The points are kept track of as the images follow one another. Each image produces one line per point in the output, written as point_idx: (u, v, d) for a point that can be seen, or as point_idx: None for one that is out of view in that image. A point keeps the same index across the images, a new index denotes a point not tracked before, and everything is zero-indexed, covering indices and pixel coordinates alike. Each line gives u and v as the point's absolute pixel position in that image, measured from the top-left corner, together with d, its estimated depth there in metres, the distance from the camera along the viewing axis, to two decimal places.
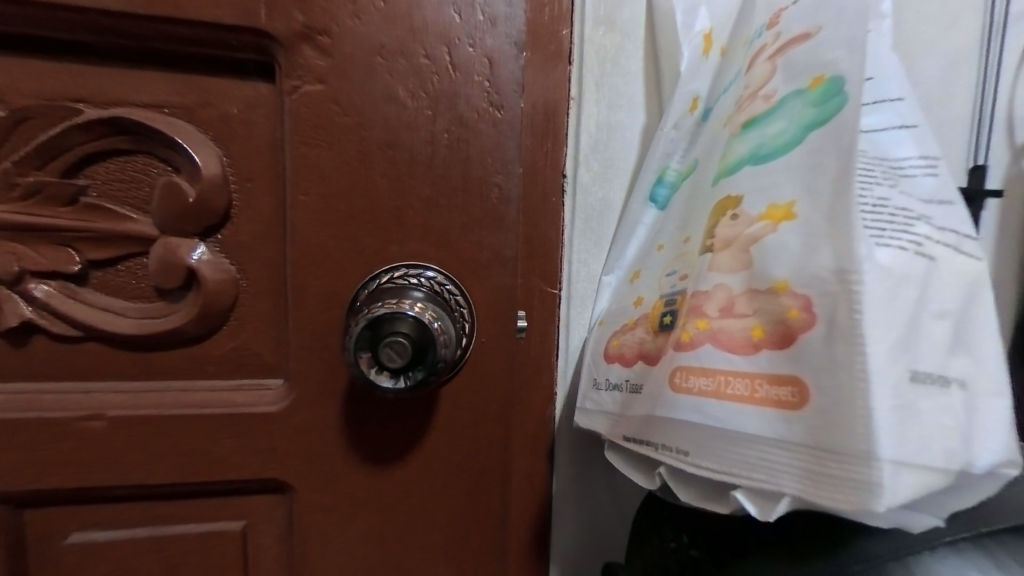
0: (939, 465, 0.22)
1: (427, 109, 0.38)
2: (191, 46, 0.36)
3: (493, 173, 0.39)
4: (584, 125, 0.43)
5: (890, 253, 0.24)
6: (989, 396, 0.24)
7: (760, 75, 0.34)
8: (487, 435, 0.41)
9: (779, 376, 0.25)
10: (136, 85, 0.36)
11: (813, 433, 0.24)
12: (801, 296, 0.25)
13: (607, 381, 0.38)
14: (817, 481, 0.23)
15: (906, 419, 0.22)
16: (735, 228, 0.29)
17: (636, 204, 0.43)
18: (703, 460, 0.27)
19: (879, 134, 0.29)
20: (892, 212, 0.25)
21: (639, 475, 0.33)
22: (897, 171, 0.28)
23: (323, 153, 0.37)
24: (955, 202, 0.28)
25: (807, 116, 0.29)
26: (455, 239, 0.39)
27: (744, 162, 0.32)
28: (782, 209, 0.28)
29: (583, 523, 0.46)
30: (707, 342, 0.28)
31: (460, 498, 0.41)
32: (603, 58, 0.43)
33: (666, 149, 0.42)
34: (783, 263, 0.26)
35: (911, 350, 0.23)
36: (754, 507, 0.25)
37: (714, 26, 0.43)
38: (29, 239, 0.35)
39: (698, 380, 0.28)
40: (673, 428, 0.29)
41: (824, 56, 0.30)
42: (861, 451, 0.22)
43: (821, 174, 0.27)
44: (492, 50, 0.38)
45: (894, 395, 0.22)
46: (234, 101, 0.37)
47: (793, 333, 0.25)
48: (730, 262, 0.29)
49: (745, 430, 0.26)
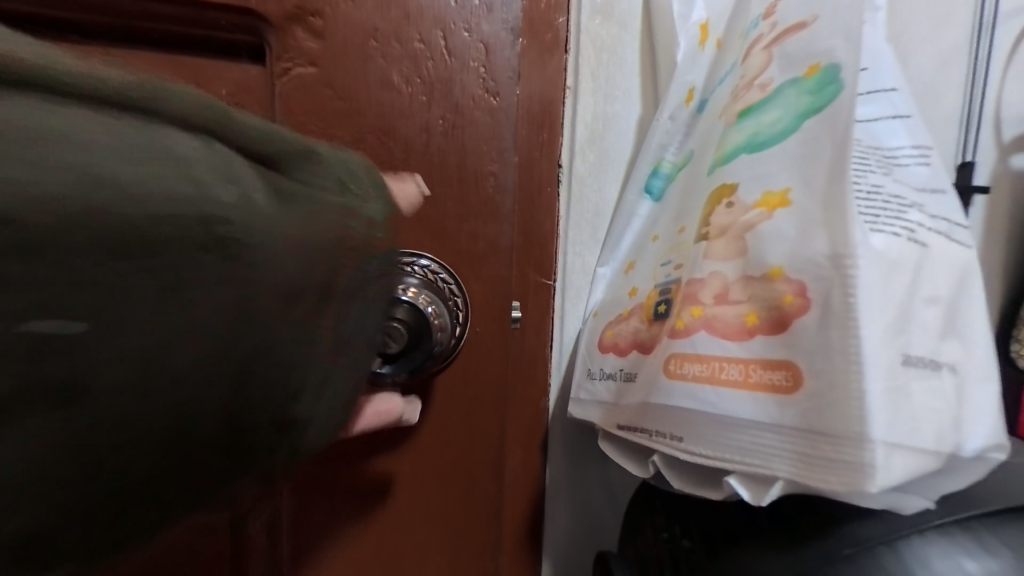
0: (928, 447, 0.22)
1: (422, 95, 0.37)
2: (177, 25, 0.35)
3: (488, 162, 0.39)
4: (580, 114, 0.43)
5: (885, 239, 0.24)
6: (976, 381, 0.24)
7: (756, 65, 0.35)
8: (483, 426, 0.41)
9: (772, 361, 0.25)
10: (120, 65, 0.35)
11: (806, 417, 0.24)
12: (796, 282, 0.25)
13: (601, 371, 0.38)
14: (812, 464, 0.23)
15: (898, 402, 0.22)
16: (730, 215, 0.29)
17: (632, 196, 0.43)
18: (696, 446, 0.27)
19: (872, 125, 0.29)
20: (886, 199, 0.25)
21: (632, 465, 0.33)
22: (891, 160, 0.28)
23: (315, 139, 0.36)
24: (946, 191, 0.28)
25: (803, 104, 0.29)
26: (450, 228, 0.39)
27: (740, 150, 0.32)
28: (776, 196, 0.28)
29: (578, 513, 0.46)
30: (702, 329, 0.28)
31: (456, 490, 0.41)
32: (599, 48, 0.43)
33: (661, 140, 0.42)
34: (779, 250, 0.26)
35: (904, 334, 0.23)
36: (747, 491, 0.25)
37: (711, 16, 0.42)
38: None
39: (693, 367, 0.28)
40: (668, 415, 0.29)
41: (821, 45, 0.30)
42: (854, 433, 0.22)
43: (816, 160, 0.27)
44: (488, 36, 0.38)
45: (888, 377, 0.22)
46: (224, 83, 0.36)
47: (787, 318, 0.25)
48: (726, 250, 0.29)
49: (739, 416, 0.25)
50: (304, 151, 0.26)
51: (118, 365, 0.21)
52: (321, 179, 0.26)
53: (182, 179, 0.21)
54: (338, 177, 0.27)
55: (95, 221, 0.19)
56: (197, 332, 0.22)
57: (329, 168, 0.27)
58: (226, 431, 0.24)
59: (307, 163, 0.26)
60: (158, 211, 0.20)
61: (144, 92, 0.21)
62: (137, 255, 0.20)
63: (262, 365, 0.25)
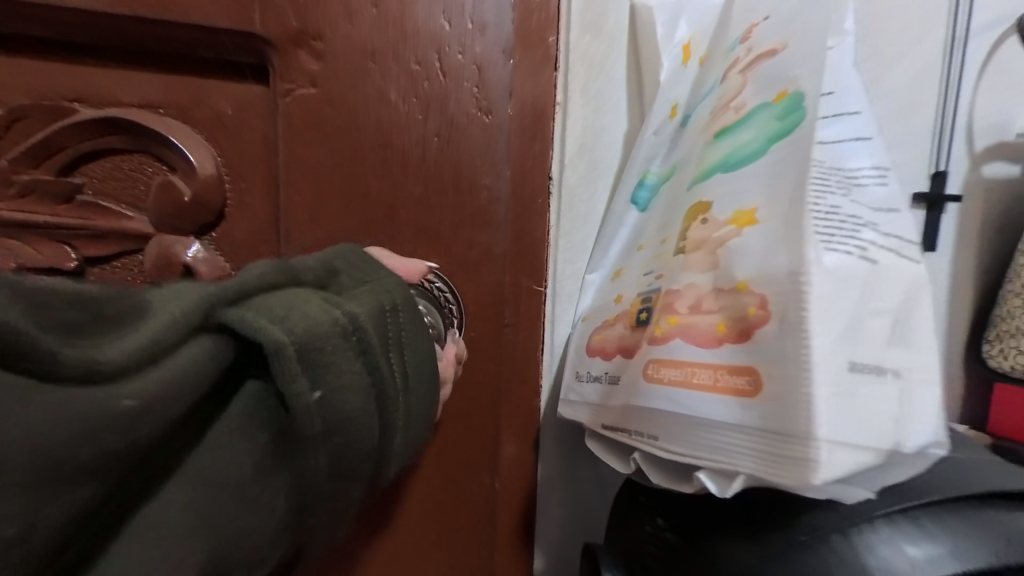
0: (869, 444, 0.24)
1: (419, 113, 0.39)
2: (185, 47, 0.36)
3: (482, 175, 0.41)
4: (570, 129, 0.46)
5: (837, 257, 0.26)
6: (921, 385, 0.26)
7: (733, 87, 0.37)
8: (478, 424, 0.43)
9: (738, 367, 0.27)
10: (129, 85, 0.36)
11: (765, 419, 0.26)
12: (759, 295, 0.27)
13: (588, 374, 0.41)
14: (769, 460, 0.25)
15: (844, 403, 0.24)
16: (705, 231, 0.32)
17: (620, 206, 0.45)
18: (671, 444, 0.30)
19: (836, 146, 0.31)
20: (842, 219, 0.28)
21: (615, 460, 0.36)
22: (851, 181, 0.30)
23: (316, 155, 0.39)
24: (901, 210, 0.30)
25: (772, 127, 0.31)
26: (446, 238, 0.41)
27: (716, 168, 0.34)
28: (745, 215, 0.30)
29: (570, 507, 0.49)
30: (678, 336, 0.30)
31: (453, 485, 0.43)
32: (588, 64, 0.46)
33: (647, 153, 0.45)
34: (745, 265, 0.29)
35: (851, 343, 0.25)
36: (714, 484, 0.28)
37: (694, 35, 0.45)
38: (22, 235, 0.35)
39: (669, 371, 0.30)
40: (647, 416, 0.32)
41: (789, 72, 0.33)
42: (802, 432, 0.24)
43: (782, 181, 0.29)
44: (482, 57, 0.40)
45: (833, 383, 0.24)
46: (228, 101, 0.38)
47: (751, 328, 0.27)
48: (701, 262, 0.31)
49: (707, 417, 0.28)
50: (337, 269, 0.30)
51: (312, 428, 0.23)
52: (376, 284, 0.30)
53: (313, 307, 0.24)
54: (370, 275, 0.30)
55: (283, 338, 0.22)
56: (352, 398, 0.24)
57: (359, 270, 0.30)
58: (387, 457, 0.28)
59: (348, 275, 0.30)
60: (299, 320, 0.23)
61: (244, 278, 0.24)
62: (291, 364, 0.23)
63: (399, 413, 0.28)
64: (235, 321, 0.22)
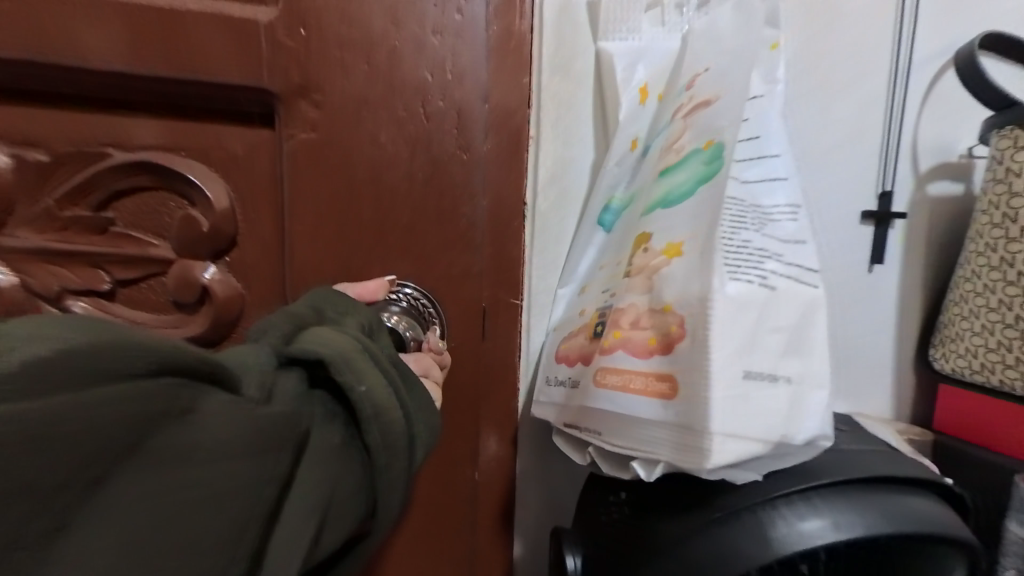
0: (760, 436, 0.30)
1: (405, 153, 0.45)
2: (203, 99, 0.42)
3: (462, 205, 0.47)
4: (542, 160, 0.51)
5: (739, 285, 0.32)
6: (812, 389, 0.32)
7: (676, 130, 0.43)
8: (460, 422, 0.49)
9: (661, 373, 0.33)
10: (155, 132, 0.42)
11: (679, 416, 0.32)
12: (679, 315, 0.33)
13: (555, 378, 0.47)
14: (681, 450, 0.31)
15: (739, 403, 0.30)
16: (645, 258, 0.38)
17: (587, 228, 0.51)
18: (612, 438, 0.36)
19: (754, 185, 0.37)
20: (751, 251, 0.34)
21: (574, 453, 0.42)
22: (766, 218, 0.36)
23: (314, 189, 0.44)
24: (808, 242, 0.36)
25: (701, 172, 0.37)
26: (431, 260, 0.47)
27: (657, 204, 0.40)
28: (675, 246, 0.36)
29: (544, 497, 0.54)
30: (620, 348, 0.36)
31: (437, 475, 0.49)
32: (558, 102, 0.51)
33: (610, 182, 0.51)
34: (672, 289, 0.34)
35: (748, 355, 0.31)
36: (642, 469, 0.34)
37: (649, 79, 0.50)
38: (67, 262, 0.41)
39: (612, 377, 0.36)
40: (595, 415, 0.38)
41: (719, 123, 0.38)
42: (702, 426, 0.30)
43: (701, 219, 0.35)
44: (460, 102, 0.45)
45: (728, 387, 0.30)
46: (240, 144, 0.44)
47: (672, 342, 0.33)
48: (640, 285, 0.37)
49: (639, 415, 0.34)
50: (322, 310, 0.34)
51: (363, 413, 0.27)
52: (357, 313, 0.36)
53: (334, 333, 0.30)
54: (350, 305, 0.36)
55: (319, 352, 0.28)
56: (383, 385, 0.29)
57: (341, 306, 0.36)
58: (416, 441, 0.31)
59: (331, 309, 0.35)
60: (320, 341, 0.29)
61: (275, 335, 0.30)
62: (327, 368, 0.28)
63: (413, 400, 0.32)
64: (295, 353, 0.28)
